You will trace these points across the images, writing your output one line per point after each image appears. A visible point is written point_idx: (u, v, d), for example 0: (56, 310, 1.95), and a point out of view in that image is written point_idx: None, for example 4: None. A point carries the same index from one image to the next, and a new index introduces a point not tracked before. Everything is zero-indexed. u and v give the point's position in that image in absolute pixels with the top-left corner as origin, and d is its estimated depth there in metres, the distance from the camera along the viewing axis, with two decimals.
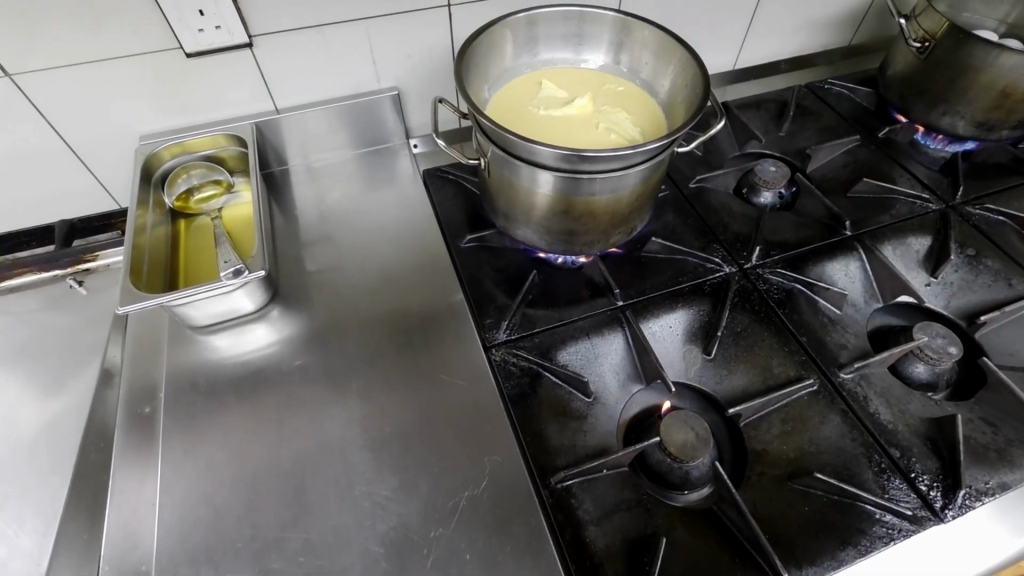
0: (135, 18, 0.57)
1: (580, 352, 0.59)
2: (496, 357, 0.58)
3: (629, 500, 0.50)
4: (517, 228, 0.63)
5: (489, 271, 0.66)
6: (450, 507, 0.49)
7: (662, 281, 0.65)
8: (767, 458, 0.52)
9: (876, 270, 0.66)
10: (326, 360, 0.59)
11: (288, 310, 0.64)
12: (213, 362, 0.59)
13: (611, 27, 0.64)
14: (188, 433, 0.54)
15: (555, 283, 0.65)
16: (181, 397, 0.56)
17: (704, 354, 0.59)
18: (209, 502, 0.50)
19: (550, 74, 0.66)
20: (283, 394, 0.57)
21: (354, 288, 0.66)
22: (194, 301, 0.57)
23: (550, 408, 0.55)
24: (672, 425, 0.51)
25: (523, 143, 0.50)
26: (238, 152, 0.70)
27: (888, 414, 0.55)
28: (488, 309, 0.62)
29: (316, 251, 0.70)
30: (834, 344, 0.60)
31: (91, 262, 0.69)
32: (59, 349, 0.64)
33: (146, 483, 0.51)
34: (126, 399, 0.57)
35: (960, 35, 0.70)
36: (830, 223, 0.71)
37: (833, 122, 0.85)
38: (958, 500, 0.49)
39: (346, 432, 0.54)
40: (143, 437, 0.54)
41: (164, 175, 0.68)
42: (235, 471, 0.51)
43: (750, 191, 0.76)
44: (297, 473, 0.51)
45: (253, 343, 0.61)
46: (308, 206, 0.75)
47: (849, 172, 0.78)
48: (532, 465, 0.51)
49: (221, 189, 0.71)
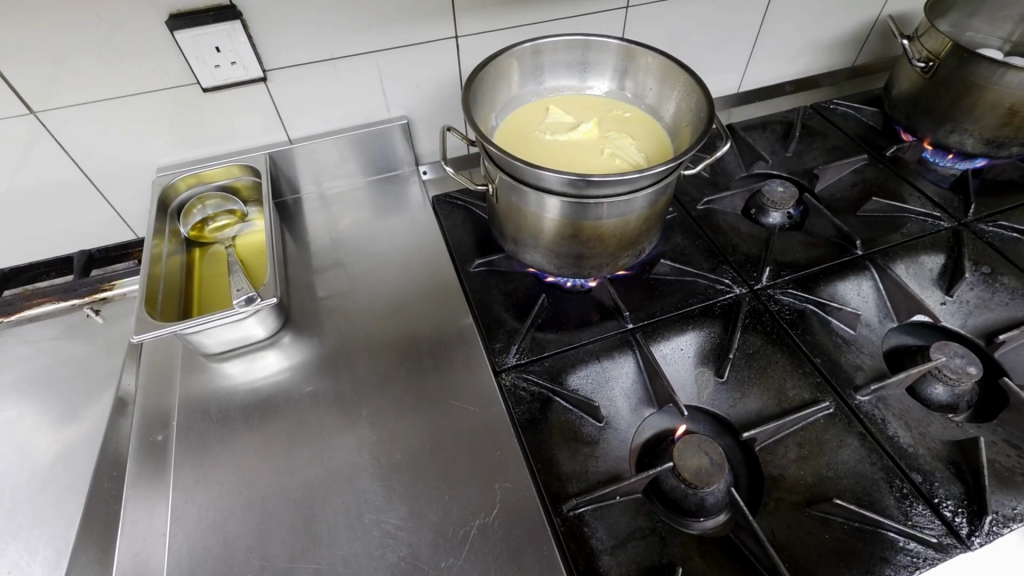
0: (153, 55, 0.60)
1: (590, 376, 0.58)
2: (506, 382, 0.58)
3: (643, 528, 0.49)
4: (525, 252, 0.63)
5: (498, 295, 0.66)
6: (461, 536, 0.48)
7: (672, 303, 0.64)
8: (784, 483, 0.51)
9: (889, 289, 0.65)
10: (337, 387, 0.59)
11: (299, 336, 0.64)
12: (225, 389, 0.60)
13: (615, 54, 0.65)
14: (198, 460, 0.54)
15: (565, 307, 0.65)
16: (193, 424, 0.57)
17: (716, 376, 0.58)
18: (220, 531, 0.49)
19: (556, 101, 0.68)
20: (293, 421, 0.57)
21: (365, 313, 0.66)
22: (207, 329, 0.58)
23: (561, 433, 0.54)
24: (685, 450, 0.51)
25: (530, 169, 0.51)
26: (252, 182, 0.72)
27: (908, 437, 0.53)
28: (497, 333, 0.62)
29: (327, 277, 0.71)
30: (849, 365, 0.59)
31: (108, 292, 0.71)
32: (75, 377, 0.64)
33: (157, 512, 0.51)
34: (139, 427, 0.57)
35: (963, 54, 0.70)
36: (840, 242, 0.70)
37: (840, 141, 0.86)
38: (985, 527, 0.47)
39: (356, 459, 0.54)
40: (156, 465, 0.54)
41: (180, 206, 0.70)
42: (246, 500, 0.51)
43: (758, 211, 0.76)
44: (307, 502, 0.51)
45: (264, 370, 0.61)
46: (320, 232, 0.76)
47: (858, 191, 0.78)
48: (543, 493, 0.50)
49: (235, 219, 0.73)
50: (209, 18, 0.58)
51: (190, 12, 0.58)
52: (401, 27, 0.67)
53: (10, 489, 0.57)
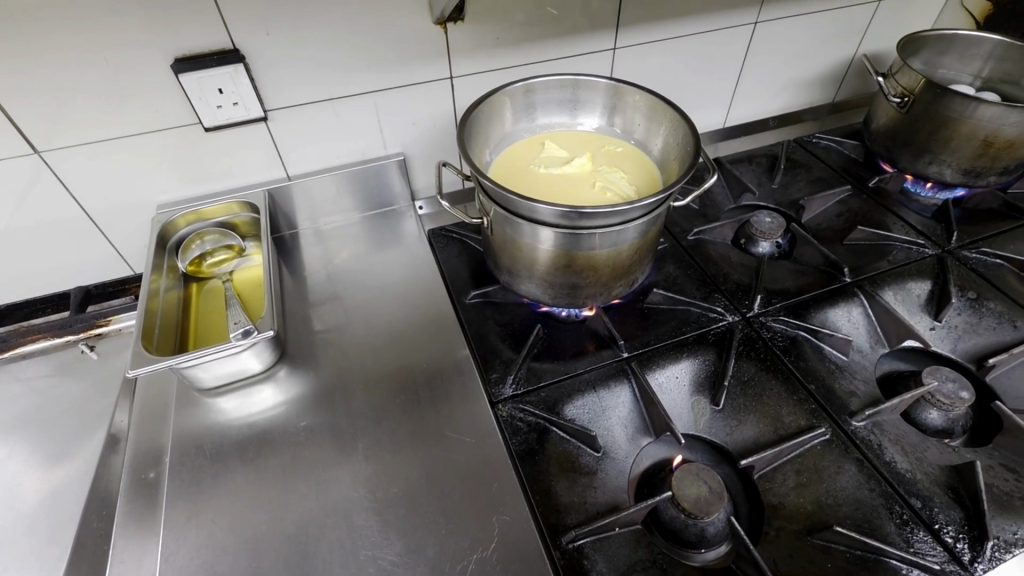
0: (158, 97, 0.62)
1: (587, 406, 0.58)
2: (503, 413, 0.58)
3: (644, 560, 0.48)
4: (520, 283, 0.64)
5: (493, 326, 0.67)
6: (459, 571, 0.47)
7: (666, 331, 0.65)
8: (784, 512, 0.51)
9: (879, 315, 0.66)
10: (332, 420, 0.59)
11: (294, 370, 0.64)
12: (219, 424, 0.59)
13: (604, 92, 0.68)
14: (190, 498, 0.53)
15: (560, 337, 0.66)
16: (186, 460, 0.56)
17: (712, 404, 0.58)
18: (211, 571, 0.48)
19: (549, 137, 0.70)
20: (288, 456, 0.56)
21: (362, 346, 0.67)
22: (203, 364, 0.58)
23: (558, 463, 0.54)
24: (684, 479, 0.50)
25: (523, 202, 0.52)
26: (250, 218, 0.73)
27: (905, 462, 0.53)
28: (493, 364, 0.62)
29: (324, 311, 0.71)
30: (844, 391, 0.59)
31: (103, 327, 0.71)
32: (68, 414, 0.64)
33: (146, 552, 0.50)
34: (131, 464, 0.56)
35: (937, 89, 0.73)
36: (829, 270, 0.72)
37: (824, 173, 0.88)
38: (987, 552, 0.47)
39: (352, 494, 0.53)
40: (147, 503, 0.53)
41: (179, 241, 0.71)
42: (239, 538, 0.50)
43: (748, 241, 0.78)
44: (301, 539, 0.50)
45: (259, 404, 0.61)
46: (317, 267, 0.77)
47: (843, 220, 0.80)
48: (542, 525, 0.50)
49: (232, 254, 0.74)
50: (213, 61, 0.60)
51: (195, 56, 0.60)
52: (398, 68, 0.69)
53: None
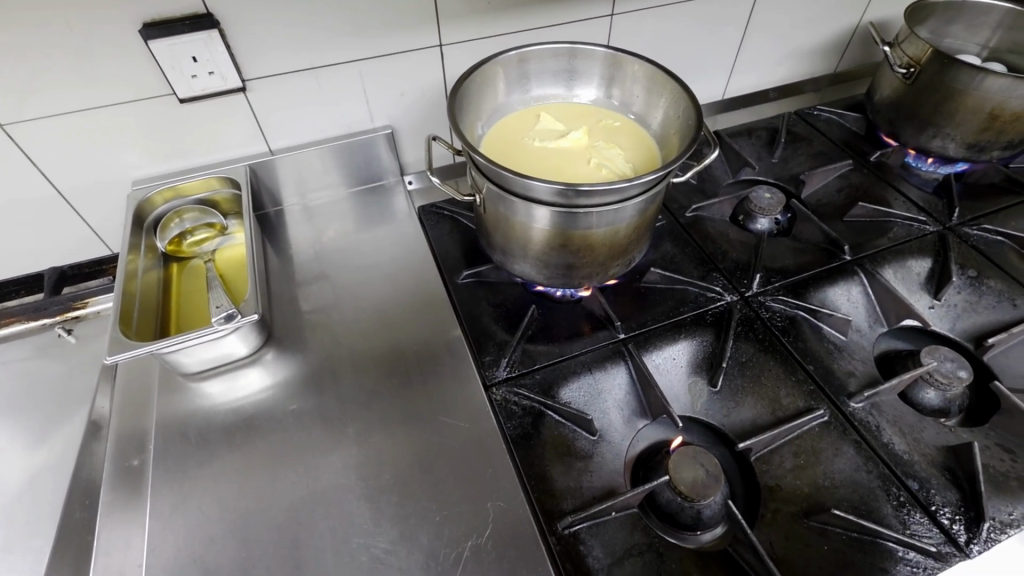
0: (128, 65, 0.58)
1: (583, 389, 0.57)
2: (497, 396, 0.56)
3: (640, 544, 0.48)
4: (514, 263, 0.62)
5: (487, 307, 0.65)
6: (453, 557, 0.47)
7: (663, 311, 0.64)
8: (780, 494, 0.50)
9: (878, 294, 0.65)
10: (322, 405, 0.58)
11: (281, 353, 0.62)
12: (205, 409, 0.58)
13: (602, 62, 0.64)
14: (177, 486, 0.52)
15: (555, 318, 0.64)
16: (171, 447, 0.54)
17: (709, 386, 0.58)
18: (201, 561, 0.47)
19: (545, 109, 0.66)
20: (277, 442, 0.55)
21: (351, 328, 0.65)
22: (185, 348, 0.56)
23: (553, 447, 0.53)
24: (681, 463, 0.50)
25: (517, 179, 0.50)
26: (232, 194, 0.69)
27: (903, 443, 0.53)
28: (487, 346, 0.61)
29: (311, 291, 0.69)
30: (842, 371, 0.59)
31: (81, 310, 0.69)
32: (47, 401, 0.62)
33: (133, 542, 0.49)
34: (114, 451, 0.55)
35: (944, 60, 0.71)
36: (829, 248, 0.70)
37: (825, 147, 0.86)
38: (982, 533, 0.47)
39: (343, 480, 0.52)
40: (132, 492, 0.52)
41: (156, 220, 0.67)
42: (227, 528, 0.49)
43: (746, 218, 0.76)
44: (291, 527, 0.49)
45: (246, 389, 0.59)
46: (302, 245, 0.74)
47: (844, 196, 0.78)
48: (537, 511, 0.49)
49: (215, 232, 0.71)
50: (184, 27, 0.56)
51: (165, 21, 0.56)
52: (384, 34, 0.65)
53: None
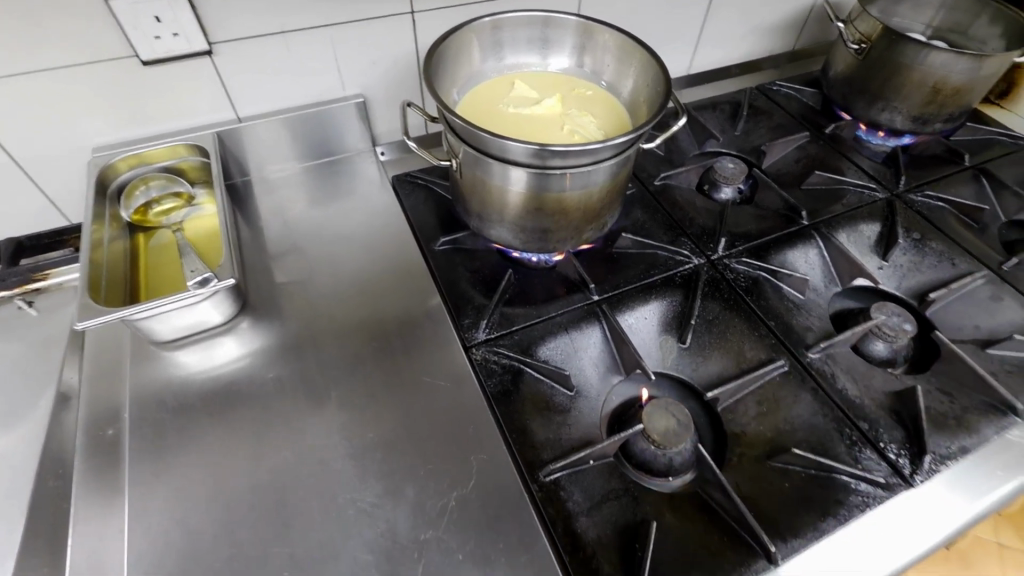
0: (86, 23, 0.56)
1: (560, 348, 0.59)
2: (477, 356, 0.58)
3: (616, 490, 0.50)
4: (490, 227, 0.63)
5: (464, 273, 0.66)
6: (439, 508, 0.48)
7: (635, 274, 0.66)
8: (745, 439, 0.54)
9: (833, 255, 0.69)
10: (302, 370, 0.58)
11: (257, 322, 0.62)
12: (181, 378, 0.57)
13: (574, 30, 0.65)
14: (156, 452, 0.51)
15: (531, 282, 0.66)
16: (148, 416, 0.54)
17: (678, 342, 0.61)
18: (185, 523, 0.47)
19: (520, 76, 0.67)
20: (257, 407, 0.55)
21: (328, 296, 0.65)
22: (159, 314, 0.55)
23: (533, 403, 0.55)
24: (655, 413, 0.52)
25: (494, 139, 0.51)
26: (201, 163, 0.68)
27: (855, 389, 0.57)
28: (465, 310, 0.62)
29: (285, 261, 0.68)
30: (800, 326, 0.62)
31: (42, 282, 0.66)
32: (10, 376, 0.60)
33: (113, 509, 0.48)
34: (87, 421, 0.54)
35: (892, 36, 0.75)
36: (788, 214, 0.74)
37: (784, 120, 0.90)
38: (925, 465, 0.51)
39: (327, 441, 0.52)
40: (109, 460, 0.51)
41: (120, 188, 0.65)
42: (211, 491, 0.49)
43: (711, 187, 0.79)
44: (276, 486, 0.49)
45: (222, 357, 0.59)
46: (274, 217, 0.73)
47: (801, 166, 0.82)
48: (519, 461, 0.51)
49: (182, 202, 0.69)
50: None
51: None
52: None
53: None
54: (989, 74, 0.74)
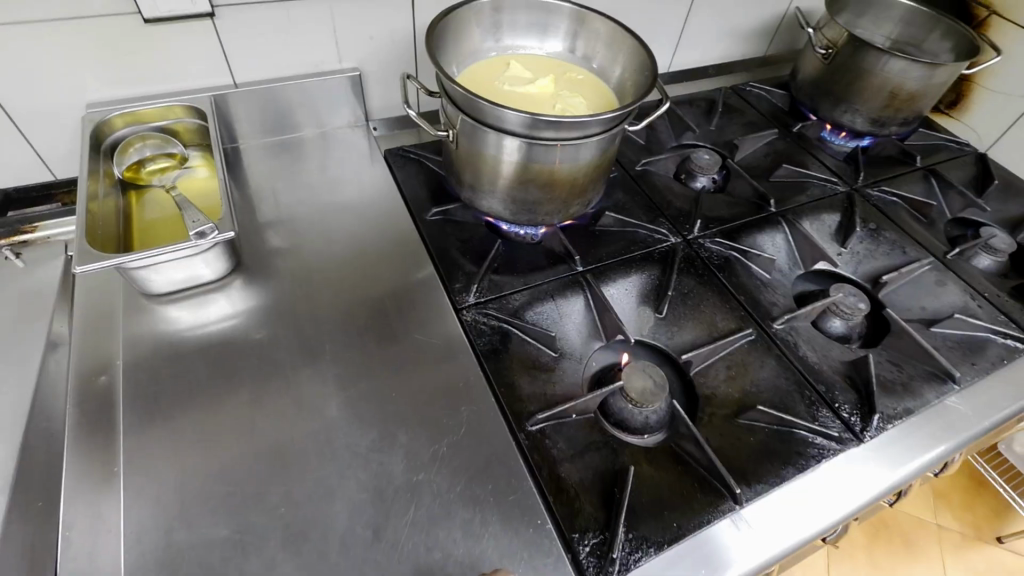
0: None
1: (546, 313, 0.63)
2: (467, 318, 0.61)
3: (597, 441, 0.54)
4: (483, 198, 0.66)
5: (455, 242, 0.69)
6: (431, 453, 0.51)
7: (616, 250, 0.70)
8: (715, 400, 0.58)
9: (797, 240, 0.75)
10: (296, 328, 0.59)
11: (250, 281, 0.63)
12: (174, 332, 0.58)
13: (566, 17, 0.69)
14: (149, 397, 0.52)
15: (518, 253, 0.69)
16: (142, 365, 0.54)
17: (656, 313, 0.65)
18: (181, 464, 0.48)
19: (515, 58, 0.70)
20: (252, 360, 0.56)
21: (322, 260, 0.66)
22: (156, 265, 0.56)
23: (520, 361, 0.58)
24: (633, 374, 0.56)
25: (491, 108, 0.55)
26: (197, 126, 0.69)
27: (814, 356, 0.62)
28: (456, 275, 0.65)
29: (278, 225, 0.70)
30: (767, 301, 0.67)
31: (28, 235, 0.67)
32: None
33: (109, 450, 0.49)
34: (79, 369, 0.54)
35: (856, 43, 0.81)
36: (757, 202, 0.79)
37: (755, 118, 0.96)
38: (874, 423, 0.57)
39: (322, 391, 0.54)
40: (102, 405, 0.52)
41: (115, 143, 0.66)
42: (207, 434, 0.50)
43: (687, 176, 0.84)
44: (272, 431, 0.51)
45: (215, 314, 0.60)
46: (267, 183, 0.74)
47: (770, 160, 0.88)
48: (507, 413, 0.54)
49: (175, 163, 0.70)
50: None
51: None
52: None
53: None
54: (940, 83, 0.81)
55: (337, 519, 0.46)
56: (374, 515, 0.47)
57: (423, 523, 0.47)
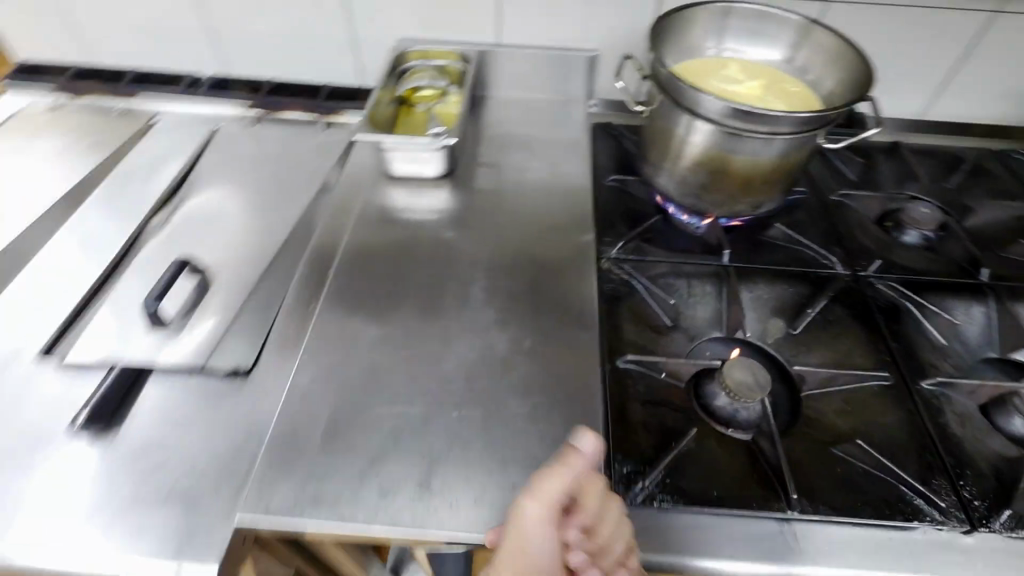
0: None
1: (676, 287, 0.67)
2: (604, 265, 0.68)
3: (674, 402, 0.57)
4: (659, 175, 0.72)
5: (621, 209, 0.76)
6: (530, 347, 0.60)
7: (773, 260, 0.70)
8: (816, 424, 0.56)
9: (1001, 319, 0.65)
10: (473, 229, 0.74)
11: (455, 187, 0.79)
12: (393, 204, 0.76)
13: (797, 32, 0.72)
14: (363, 236, 0.71)
15: (673, 234, 0.74)
16: (367, 215, 0.74)
17: (788, 327, 0.64)
18: (364, 285, 0.66)
19: (735, 62, 0.73)
20: (433, 240, 0.72)
21: (511, 188, 0.79)
22: (398, 150, 0.75)
23: (634, 314, 0.64)
24: (736, 365, 0.57)
25: (691, 90, 0.61)
26: (461, 67, 0.88)
27: (960, 430, 0.55)
28: (608, 231, 0.73)
29: (490, 153, 0.85)
30: (926, 361, 0.61)
31: (335, 117, 0.89)
32: (296, 162, 0.82)
33: (327, 258, 0.69)
34: (330, 205, 0.75)
35: None
36: (966, 267, 0.71)
37: (1010, 188, 0.83)
38: (1001, 518, 0.49)
39: (471, 276, 0.67)
40: (334, 229, 0.72)
41: (405, 69, 0.87)
42: (387, 274, 0.67)
43: (894, 225, 0.77)
44: (428, 287, 0.66)
45: (423, 202, 0.77)
46: (493, 121, 0.90)
47: (1008, 233, 0.76)
48: (605, 346, 0.60)
49: (437, 92, 0.85)
50: None
51: None
52: None
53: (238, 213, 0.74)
54: None
55: (445, 359, 0.59)
56: (471, 369, 0.58)
57: (503, 391, 0.56)
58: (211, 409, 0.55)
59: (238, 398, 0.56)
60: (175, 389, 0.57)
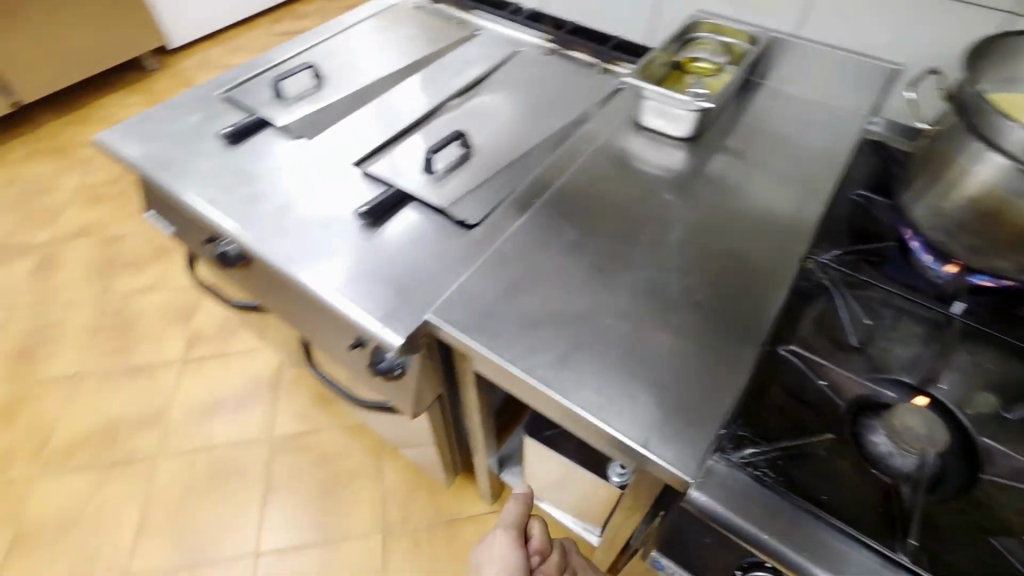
0: None
1: (878, 316, 0.62)
2: (808, 264, 0.66)
3: (823, 409, 0.55)
4: (915, 203, 0.66)
5: (853, 223, 0.72)
6: (699, 303, 0.63)
7: (1017, 336, 0.60)
8: (983, 508, 0.49)
9: None
10: (694, 193, 0.77)
11: (693, 153, 0.83)
12: (631, 150, 0.83)
13: None
14: (595, 166, 0.80)
15: (903, 269, 0.67)
16: (605, 150, 0.83)
17: (1001, 407, 0.55)
18: (579, 201, 0.75)
19: None
20: (653, 189, 0.77)
21: (747, 170, 0.80)
22: (660, 103, 0.81)
23: (817, 319, 0.62)
24: (909, 411, 0.54)
25: (997, 115, 0.54)
26: (746, 50, 0.90)
27: None
28: (827, 239, 0.71)
29: (741, 133, 0.85)
30: None
31: (609, 65, 0.99)
32: (568, 91, 0.95)
33: (557, 172, 0.79)
34: (580, 133, 0.86)
35: None
36: None
37: None
38: None
39: (673, 228, 0.72)
40: (573, 153, 0.82)
41: (690, 38, 0.92)
42: (601, 200, 0.75)
43: None
44: (630, 222, 0.72)
45: (660, 156, 0.82)
46: (755, 107, 0.88)
47: None
48: (772, 331, 0.60)
49: (713, 68, 0.88)
50: None
51: None
52: None
53: (510, 114, 0.89)
54: None
55: (620, 280, 0.65)
56: (638, 297, 0.64)
57: (657, 325, 0.61)
58: (441, 242, 0.71)
59: (460, 242, 0.71)
60: (423, 220, 0.74)
